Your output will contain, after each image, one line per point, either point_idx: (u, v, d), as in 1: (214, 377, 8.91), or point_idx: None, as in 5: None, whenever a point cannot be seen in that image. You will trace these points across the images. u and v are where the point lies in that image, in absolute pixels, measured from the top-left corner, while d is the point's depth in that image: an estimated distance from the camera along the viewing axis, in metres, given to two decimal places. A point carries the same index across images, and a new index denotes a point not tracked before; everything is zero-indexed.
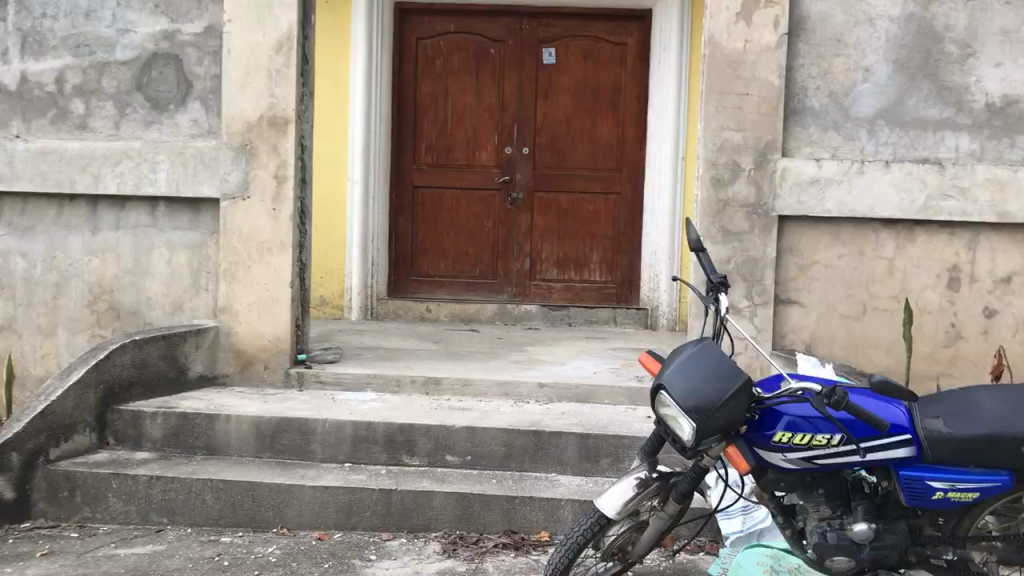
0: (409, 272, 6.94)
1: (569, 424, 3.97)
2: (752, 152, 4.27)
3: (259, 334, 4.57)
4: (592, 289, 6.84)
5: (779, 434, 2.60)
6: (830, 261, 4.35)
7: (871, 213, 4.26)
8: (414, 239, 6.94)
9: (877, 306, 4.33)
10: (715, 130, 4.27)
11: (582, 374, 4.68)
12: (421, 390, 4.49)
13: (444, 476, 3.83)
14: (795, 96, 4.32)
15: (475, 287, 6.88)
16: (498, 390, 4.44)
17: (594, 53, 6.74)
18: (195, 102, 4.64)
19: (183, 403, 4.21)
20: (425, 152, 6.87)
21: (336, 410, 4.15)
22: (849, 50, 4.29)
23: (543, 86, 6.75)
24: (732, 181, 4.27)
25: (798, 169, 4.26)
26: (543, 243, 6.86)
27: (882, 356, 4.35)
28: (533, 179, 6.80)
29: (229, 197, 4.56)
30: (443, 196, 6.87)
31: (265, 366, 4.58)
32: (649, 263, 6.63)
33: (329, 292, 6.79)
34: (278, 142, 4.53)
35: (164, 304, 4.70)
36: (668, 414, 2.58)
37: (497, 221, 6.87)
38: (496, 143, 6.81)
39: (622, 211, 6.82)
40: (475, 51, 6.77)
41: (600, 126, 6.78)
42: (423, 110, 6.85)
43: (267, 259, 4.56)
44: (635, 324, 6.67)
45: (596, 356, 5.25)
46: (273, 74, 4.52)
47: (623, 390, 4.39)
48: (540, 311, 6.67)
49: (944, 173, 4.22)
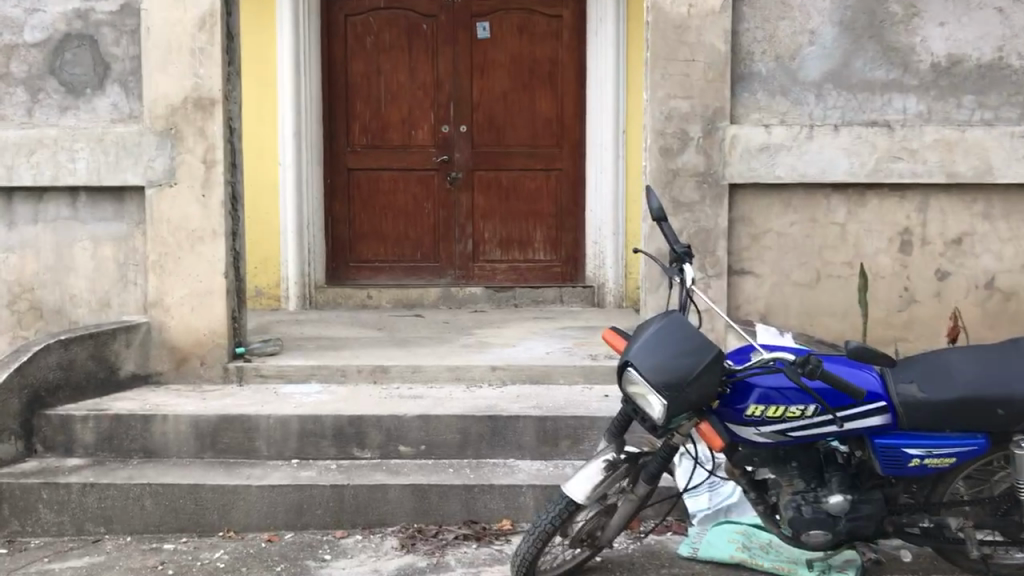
0: (347, 259, 6.72)
1: (526, 408, 3.84)
2: (700, 120, 4.17)
3: (195, 329, 4.34)
4: (537, 268, 6.70)
5: (751, 408, 2.50)
6: (782, 229, 4.27)
7: (822, 178, 4.19)
8: (352, 224, 6.71)
9: (830, 273, 4.28)
10: (662, 98, 4.16)
11: (534, 355, 4.54)
12: (369, 379, 4.31)
13: (398, 468, 3.66)
14: (741, 61, 4.23)
15: (417, 271, 6.69)
16: (449, 375, 4.28)
17: (529, 27, 6.57)
18: (114, 85, 4.36)
19: (116, 405, 3.97)
20: (359, 133, 6.64)
21: (280, 405, 3.95)
22: (794, 13, 4.20)
23: (479, 62, 6.58)
24: (680, 151, 4.17)
25: (747, 136, 4.17)
26: (484, 223, 6.70)
27: (837, 323, 4.29)
28: (472, 157, 6.63)
29: (155, 184, 4.31)
30: (380, 179, 6.66)
31: (202, 362, 4.35)
32: (594, 240, 6.53)
33: (265, 282, 6.55)
34: (205, 124, 4.29)
35: (90, 301, 4.43)
36: (636, 392, 2.45)
37: (437, 203, 6.68)
38: (433, 122, 6.61)
39: (564, 188, 6.68)
40: (406, 28, 6.55)
41: (538, 101, 6.62)
42: (355, 90, 6.62)
43: (199, 249, 4.32)
44: (582, 303, 6.56)
45: (547, 337, 5.13)
46: (197, 53, 4.27)
47: (578, 370, 4.27)
48: (485, 293, 6.51)
49: (893, 135, 4.17)
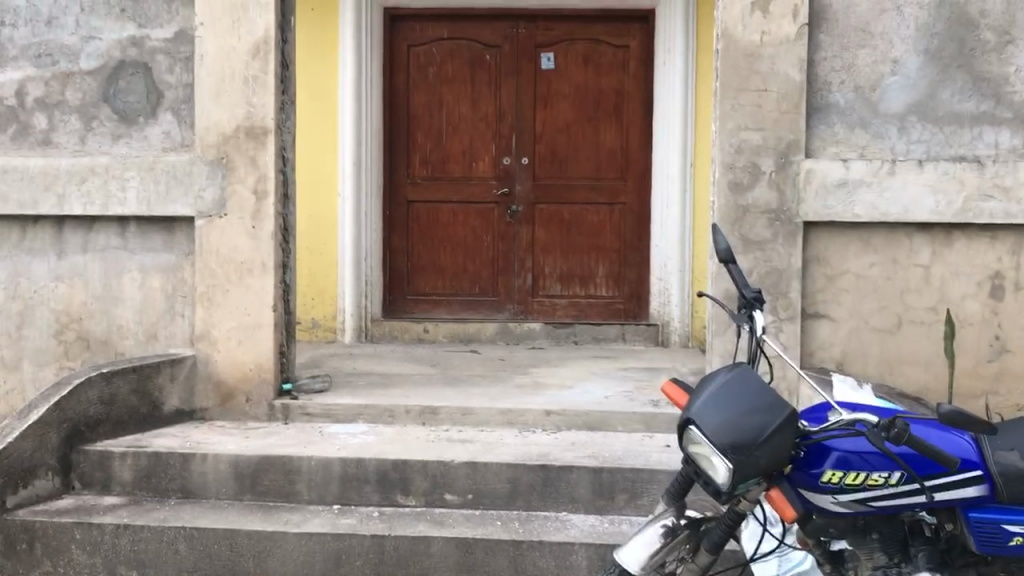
0: (405, 292, 6.57)
1: (580, 457, 3.60)
2: (772, 153, 3.92)
3: (241, 363, 4.21)
4: (599, 305, 6.47)
5: (827, 474, 2.22)
6: (860, 270, 3.98)
7: (905, 216, 3.90)
8: (410, 256, 6.57)
9: (912, 318, 3.97)
10: (731, 130, 3.93)
11: (592, 398, 4.31)
12: (417, 420, 4.11)
13: (443, 519, 3.45)
14: (817, 91, 3.97)
15: (475, 306, 6.51)
16: (502, 418, 4.07)
17: (594, 58, 6.39)
18: (167, 113, 4.29)
19: (156, 441, 3.84)
20: (420, 164, 6.52)
21: (323, 446, 3.78)
22: (875, 41, 3.94)
23: (542, 93, 6.41)
24: (751, 186, 3.92)
25: (823, 171, 3.91)
26: (545, 258, 6.50)
27: (920, 373, 3.98)
28: (534, 190, 6.45)
29: (205, 215, 4.21)
30: (439, 211, 6.52)
31: (247, 399, 4.21)
32: (658, 276, 6.28)
33: (321, 315, 6.43)
34: (256, 153, 4.17)
35: (137, 333, 4.34)
36: (700, 453, 2.20)
37: (497, 236, 6.51)
38: (494, 154, 6.46)
39: (628, 222, 6.46)
40: (469, 58, 6.43)
41: (603, 133, 6.43)
42: (416, 120, 6.50)
43: (247, 281, 4.20)
44: (645, 342, 6.29)
45: (607, 379, 4.88)
46: (250, 81, 4.17)
47: (638, 417, 4.02)
48: (544, 329, 6.30)
49: (983, 171, 3.86)
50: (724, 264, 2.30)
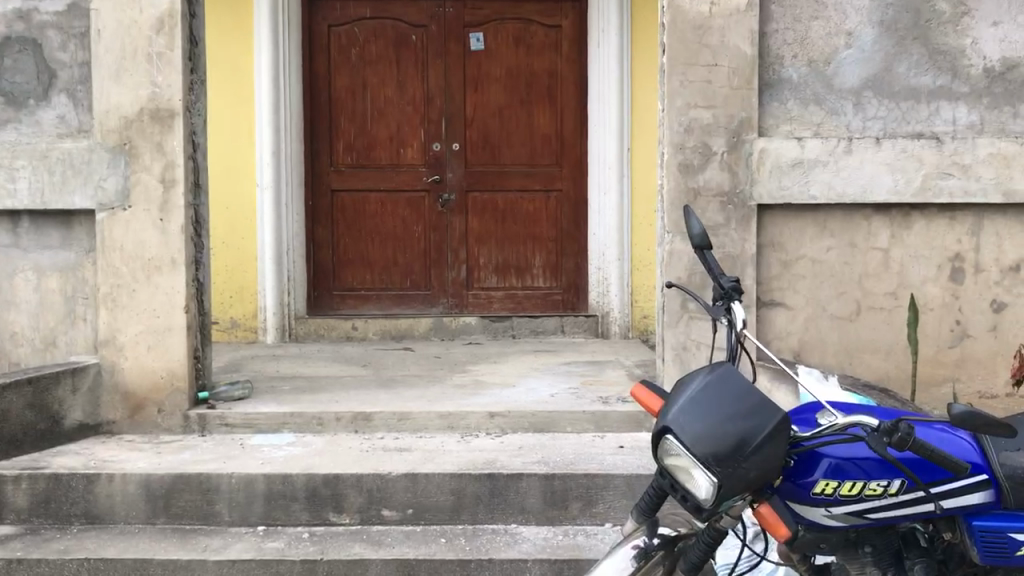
0: (331, 287, 6.20)
1: (530, 463, 3.32)
2: (724, 132, 3.68)
3: (152, 371, 3.82)
4: (536, 297, 6.20)
5: (820, 484, 1.98)
6: (817, 255, 3.78)
7: (863, 197, 3.70)
8: (335, 249, 6.20)
9: (872, 305, 3.78)
10: (681, 108, 3.68)
11: (537, 397, 4.03)
12: (349, 428, 3.78)
13: (382, 537, 3.14)
14: (769, 66, 3.75)
15: (406, 300, 6.18)
16: (441, 422, 3.76)
17: (526, 38, 6.10)
18: (61, 95, 3.86)
19: (55, 461, 3.43)
20: (344, 151, 6.15)
21: (245, 461, 3.42)
22: (828, 12, 3.73)
23: (472, 75, 6.10)
24: (702, 167, 3.68)
25: (777, 150, 3.68)
26: (479, 248, 6.20)
27: (880, 362, 3.79)
28: (466, 178, 6.14)
29: (107, 207, 3.80)
30: (366, 201, 6.16)
31: (159, 410, 3.83)
32: (597, 265, 6.05)
33: (241, 314, 6.03)
34: (163, 138, 3.78)
35: (33, 340, 3.91)
36: (678, 467, 1.93)
37: (428, 227, 6.18)
38: (423, 140, 6.13)
39: (565, 210, 6.19)
40: (394, 38, 6.07)
41: (536, 117, 6.14)
42: (339, 105, 6.12)
43: (156, 280, 3.80)
44: (585, 334, 6.05)
45: (550, 375, 4.61)
46: (154, 58, 3.77)
47: (588, 417, 3.76)
48: (480, 323, 6.01)
49: (943, 149, 3.68)
50: (699, 253, 2.04)
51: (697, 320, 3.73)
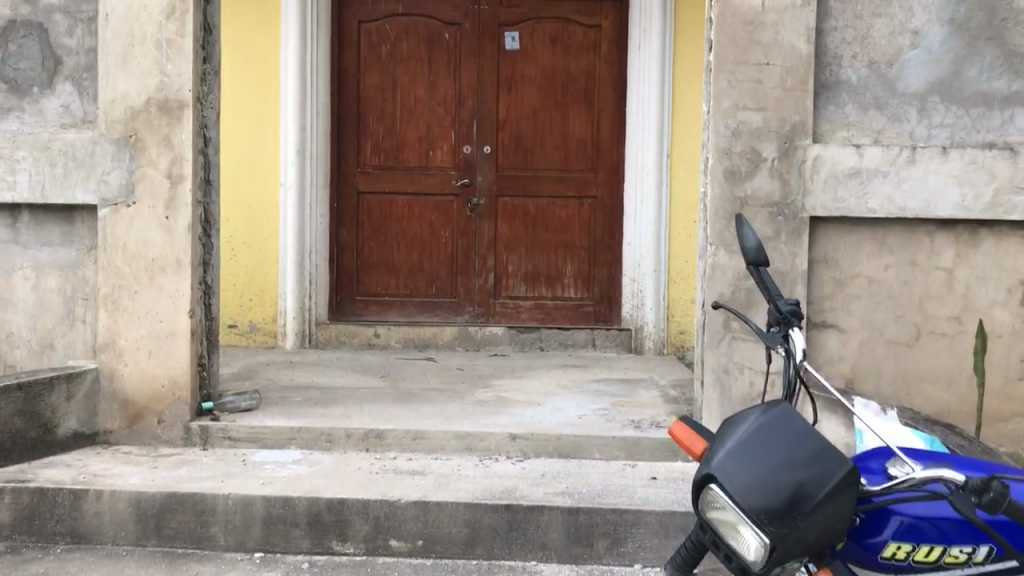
0: (353, 292, 5.96)
1: (553, 495, 3.03)
2: (774, 137, 3.38)
3: (152, 379, 3.58)
4: (567, 308, 5.91)
5: (890, 548, 1.67)
6: (874, 273, 3.45)
7: (927, 211, 3.37)
8: (360, 253, 5.95)
9: (933, 330, 3.45)
10: (728, 110, 3.39)
11: (563, 419, 3.73)
12: (360, 446, 3.51)
13: (388, 571, 2.86)
14: (825, 67, 3.44)
15: (431, 307, 5.92)
16: (459, 443, 3.49)
17: (563, 38, 5.82)
18: (65, 83, 3.64)
19: (42, 474, 3.20)
20: (371, 152, 5.90)
21: (244, 480, 3.17)
22: (893, 9, 3.42)
23: (506, 76, 5.83)
24: (750, 175, 3.39)
25: (833, 158, 3.37)
26: (509, 255, 5.92)
27: (940, 393, 3.46)
28: (497, 182, 5.87)
29: (110, 203, 3.57)
30: (392, 204, 5.91)
31: (159, 420, 3.58)
32: (631, 276, 5.75)
33: (260, 318, 5.79)
34: (171, 131, 3.54)
35: (30, 342, 3.69)
36: (724, 523, 1.64)
37: (456, 232, 5.91)
38: (453, 142, 5.86)
39: (599, 218, 5.90)
40: (426, 36, 5.82)
41: (572, 120, 5.86)
42: (367, 104, 5.88)
43: (160, 282, 3.57)
44: (617, 348, 5.74)
45: (578, 394, 4.32)
46: (164, 45, 3.54)
47: (618, 443, 3.46)
48: (507, 334, 5.73)
49: (1017, 161, 3.35)
50: (752, 269, 1.76)
51: (740, 341, 3.42)
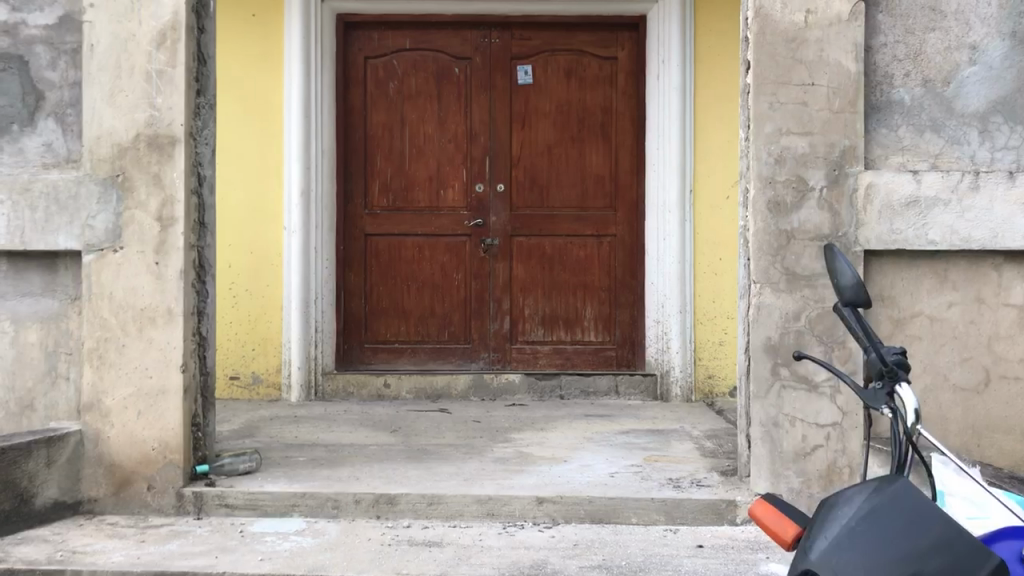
0: (362, 340, 5.63)
1: (588, 569, 2.68)
2: (822, 164, 3.09)
3: (141, 441, 3.25)
4: (587, 353, 5.58)
5: None
6: (936, 312, 3.11)
7: (994, 243, 3.04)
8: (368, 298, 5.64)
9: (1004, 373, 3.10)
10: (771, 134, 3.10)
11: (593, 478, 3.39)
12: (370, 512, 3.17)
13: None
14: (875, 86, 3.15)
15: (444, 355, 5.60)
16: (480, 508, 3.14)
17: (578, 70, 5.56)
18: (47, 119, 3.36)
19: (14, 553, 2.86)
20: (379, 192, 5.61)
21: (242, 556, 2.83)
22: (947, 22, 3.13)
23: (519, 111, 5.56)
24: (797, 206, 3.09)
25: (888, 186, 3.06)
26: (525, 298, 5.60)
27: (1015, 445, 3.10)
28: (512, 221, 5.57)
29: (95, 249, 3.27)
30: (401, 246, 5.60)
31: (148, 487, 3.25)
32: (655, 318, 5.41)
33: (263, 368, 5.45)
34: (161, 169, 3.25)
35: (8, 402, 3.37)
36: None
37: (469, 275, 5.60)
38: (465, 180, 5.58)
39: (620, 256, 5.58)
40: (435, 71, 5.57)
41: (589, 155, 5.57)
42: (374, 142, 5.60)
43: (149, 334, 3.25)
44: (641, 395, 5.40)
45: (606, 448, 3.97)
46: (154, 76, 3.26)
47: (657, 506, 3.11)
48: (525, 382, 5.39)
49: None
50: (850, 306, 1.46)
51: (790, 390, 3.09)
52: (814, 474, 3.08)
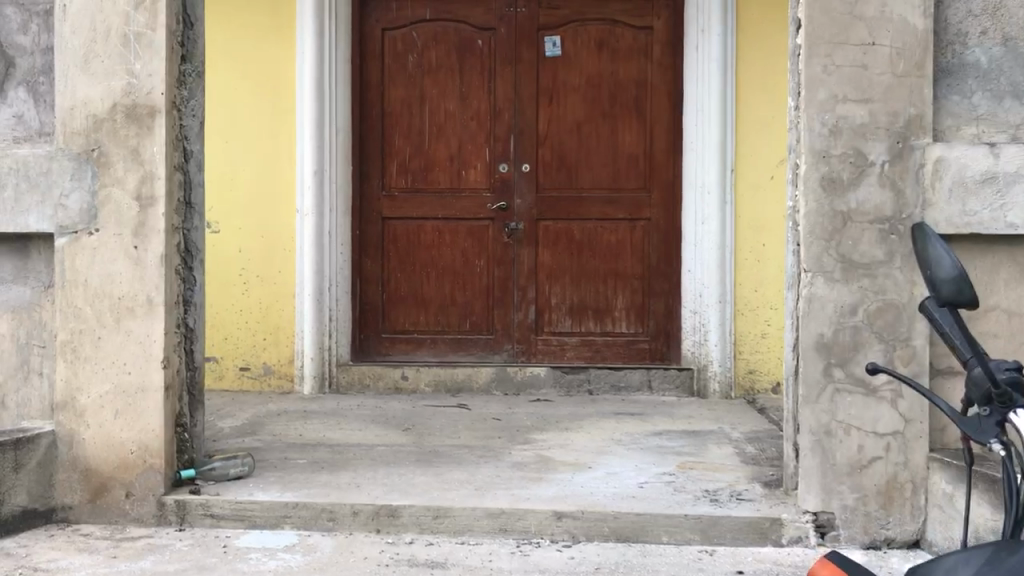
0: (379, 330, 5.30)
1: None
2: (883, 136, 2.69)
3: (119, 444, 2.95)
4: (619, 345, 5.21)
5: None
6: (1015, 306, 2.70)
7: None
8: (385, 286, 5.30)
9: None
10: (825, 102, 2.71)
11: (619, 489, 3.02)
12: (369, 526, 2.84)
13: None
14: (945, 47, 2.75)
15: (466, 346, 5.26)
16: (492, 523, 2.80)
17: (611, 42, 5.17)
18: (18, 88, 3.05)
19: None
20: (397, 172, 5.27)
21: None
22: None
23: (547, 86, 5.19)
24: (854, 183, 2.70)
25: (960, 161, 2.66)
26: (552, 286, 5.24)
27: None
28: (538, 204, 5.20)
29: (69, 231, 2.96)
30: (421, 230, 5.26)
31: (127, 494, 2.94)
32: (692, 308, 5.03)
33: (275, 359, 5.13)
34: (141, 142, 2.94)
35: None
36: None
37: (492, 261, 5.25)
38: (488, 161, 5.22)
39: (654, 242, 5.19)
40: (457, 43, 5.21)
41: (621, 133, 5.18)
42: (392, 120, 5.26)
43: (128, 326, 2.94)
44: (676, 391, 5.01)
45: (636, 453, 3.60)
46: (132, 39, 2.94)
47: (691, 523, 2.74)
48: (551, 375, 5.04)
49: None
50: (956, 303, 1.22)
51: (845, 394, 2.71)
52: (871, 490, 2.71)
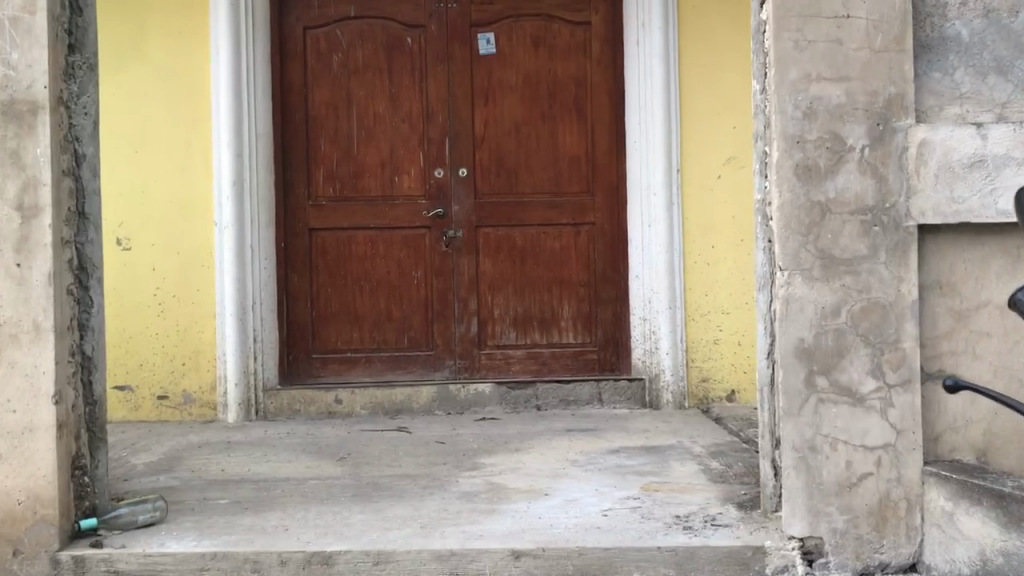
0: (309, 350, 4.92)
1: None
2: (862, 117, 2.44)
3: (4, 494, 2.54)
4: (567, 357, 4.91)
5: None
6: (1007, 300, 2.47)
7: None
8: (315, 303, 4.92)
9: None
10: (798, 81, 2.45)
11: (581, 519, 2.71)
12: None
13: None
14: (924, 19, 2.51)
15: (404, 364, 4.90)
16: (441, 567, 2.46)
17: (548, 38, 4.88)
18: None
19: None
20: (324, 180, 4.90)
21: None
22: None
23: (482, 85, 4.88)
24: (832, 171, 2.44)
25: (945, 143, 2.40)
26: (494, 296, 4.92)
27: None
28: (476, 210, 4.89)
29: None
30: (352, 242, 4.90)
31: (15, 552, 2.53)
32: (642, 315, 4.76)
33: (196, 386, 4.71)
34: (21, 144, 2.55)
35: None
36: None
37: (430, 272, 4.91)
38: (422, 166, 4.89)
39: (600, 247, 4.91)
40: (384, 42, 4.87)
41: (562, 134, 4.90)
42: (317, 125, 4.89)
43: (10, 356, 2.54)
44: (629, 404, 4.73)
45: (595, 474, 3.29)
46: (7, 25, 2.55)
47: (665, 556, 2.44)
48: (496, 392, 4.71)
49: None
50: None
51: (830, 405, 2.44)
52: (862, 510, 2.44)
